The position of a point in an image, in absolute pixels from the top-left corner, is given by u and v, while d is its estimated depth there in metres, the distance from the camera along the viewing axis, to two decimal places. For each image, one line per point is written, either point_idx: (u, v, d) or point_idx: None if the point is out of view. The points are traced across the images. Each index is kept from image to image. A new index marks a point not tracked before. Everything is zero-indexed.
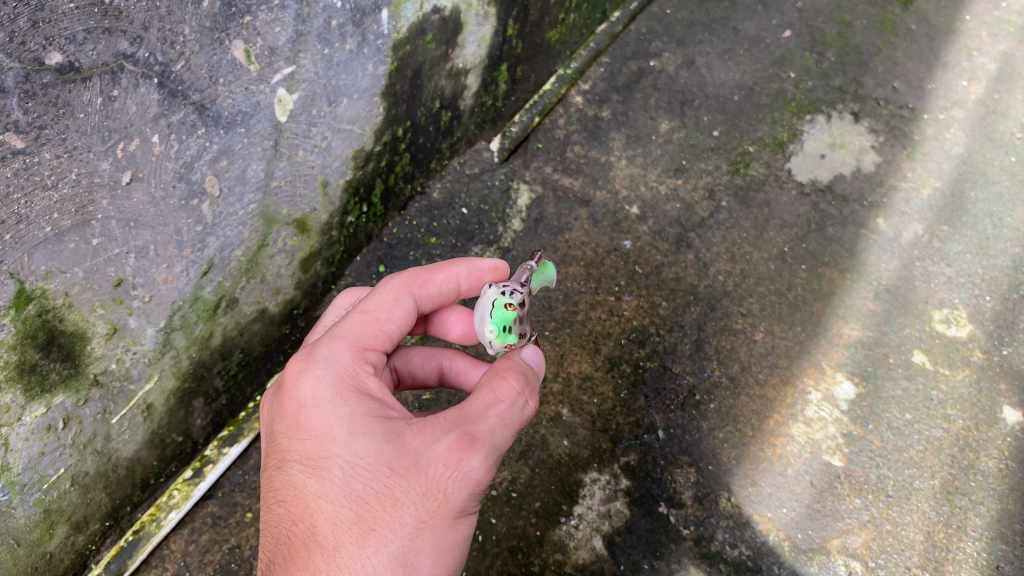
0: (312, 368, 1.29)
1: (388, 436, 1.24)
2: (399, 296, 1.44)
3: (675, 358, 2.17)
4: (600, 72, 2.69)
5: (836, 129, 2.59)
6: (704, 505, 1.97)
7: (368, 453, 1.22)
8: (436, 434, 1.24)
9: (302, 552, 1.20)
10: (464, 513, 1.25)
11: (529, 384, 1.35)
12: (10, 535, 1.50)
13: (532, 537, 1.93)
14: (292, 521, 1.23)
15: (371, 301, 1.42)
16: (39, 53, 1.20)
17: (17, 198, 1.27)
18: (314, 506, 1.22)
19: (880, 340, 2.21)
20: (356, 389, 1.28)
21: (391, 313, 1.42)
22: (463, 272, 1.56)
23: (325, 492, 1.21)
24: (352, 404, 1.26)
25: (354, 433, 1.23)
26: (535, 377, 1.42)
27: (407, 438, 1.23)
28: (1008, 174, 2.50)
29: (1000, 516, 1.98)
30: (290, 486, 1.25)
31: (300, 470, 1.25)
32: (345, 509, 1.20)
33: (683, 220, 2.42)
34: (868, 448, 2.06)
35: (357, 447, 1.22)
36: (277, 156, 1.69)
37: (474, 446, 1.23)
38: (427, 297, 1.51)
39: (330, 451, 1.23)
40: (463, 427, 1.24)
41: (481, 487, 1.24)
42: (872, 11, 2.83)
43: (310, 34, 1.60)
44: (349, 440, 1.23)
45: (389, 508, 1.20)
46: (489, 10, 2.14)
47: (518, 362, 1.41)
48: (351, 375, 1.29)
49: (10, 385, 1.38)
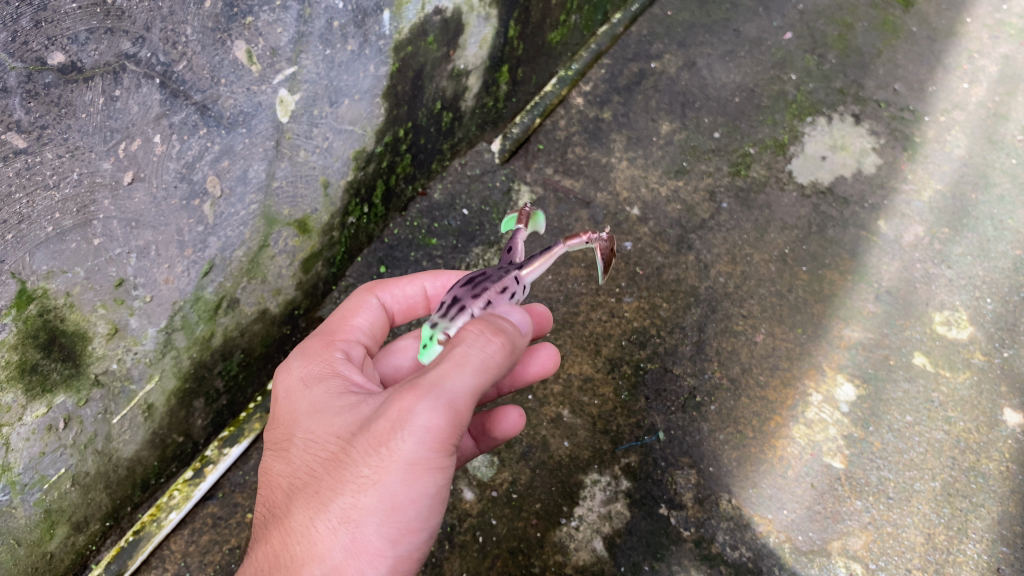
0: (286, 365, 1.42)
1: (341, 409, 1.26)
2: (363, 298, 1.60)
3: (676, 360, 2.17)
4: (601, 73, 2.69)
5: (836, 131, 2.59)
6: (705, 507, 1.97)
7: (321, 425, 1.26)
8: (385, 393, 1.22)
9: (266, 523, 1.26)
10: (417, 469, 1.14)
11: (496, 327, 1.22)
12: (10, 535, 1.50)
13: (533, 539, 1.93)
14: (264, 501, 1.30)
15: (341, 308, 1.61)
16: (41, 53, 1.20)
17: (19, 198, 1.27)
18: (278, 483, 1.28)
19: (881, 342, 2.21)
20: (319, 373, 1.36)
21: (357, 312, 1.58)
22: (427, 277, 1.69)
23: (285, 469, 1.27)
24: (314, 387, 1.33)
25: (312, 411, 1.30)
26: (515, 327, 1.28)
27: (359, 406, 1.25)
28: (1009, 177, 2.50)
29: (1001, 518, 1.98)
30: (266, 471, 1.33)
31: (272, 455, 1.33)
32: (298, 479, 1.23)
33: (684, 221, 2.42)
34: (868, 450, 2.06)
35: (314, 422, 1.28)
36: (279, 156, 1.69)
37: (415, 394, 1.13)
38: (393, 300, 1.66)
39: (293, 430, 1.30)
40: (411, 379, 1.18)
41: (431, 441, 1.13)
42: (872, 13, 2.83)
43: (312, 34, 1.60)
44: (307, 418, 1.29)
45: (332, 469, 1.18)
46: (490, 12, 2.14)
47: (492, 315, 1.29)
48: (316, 364, 1.39)
49: (10, 385, 1.38)
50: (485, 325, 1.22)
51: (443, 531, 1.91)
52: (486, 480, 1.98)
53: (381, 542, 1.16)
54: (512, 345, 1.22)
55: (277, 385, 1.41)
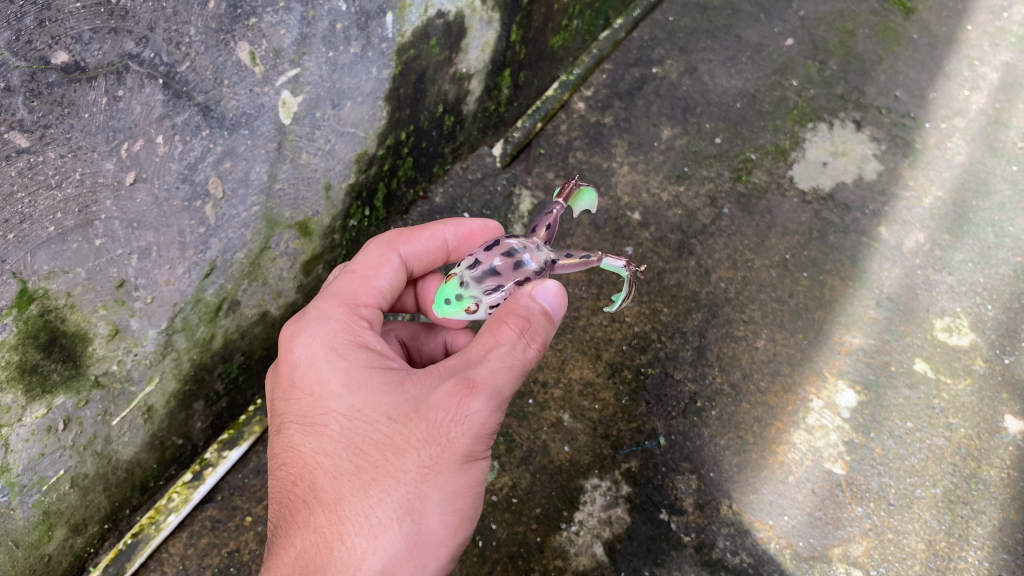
0: (304, 327, 1.34)
1: (387, 384, 1.26)
2: (385, 254, 1.52)
3: (676, 365, 2.16)
4: (602, 78, 2.70)
5: (838, 137, 2.60)
6: (705, 512, 1.96)
7: (363, 403, 1.24)
8: (435, 381, 1.24)
9: (305, 509, 1.24)
10: (473, 459, 1.23)
11: (530, 326, 1.28)
12: (9, 536, 1.49)
13: (533, 544, 1.90)
14: (294, 479, 1.27)
15: (360, 262, 1.49)
16: (45, 52, 1.20)
17: (20, 197, 1.27)
18: (313, 462, 1.25)
19: (882, 348, 2.21)
20: (351, 343, 1.32)
21: (379, 271, 1.49)
22: (449, 228, 1.65)
23: (323, 448, 1.25)
24: (347, 358, 1.30)
25: (348, 384, 1.27)
26: (548, 321, 1.32)
27: (404, 386, 1.25)
28: (1010, 184, 2.51)
29: (1003, 525, 1.97)
30: (290, 446, 1.29)
31: (296, 431, 1.29)
32: (344, 461, 1.23)
33: (684, 227, 2.42)
34: (869, 457, 2.05)
35: (352, 399, 1.25)
36: (281, 158, 1.70)
37: (477, 390, 1.20)
38: (415, 255, 1.59)
39: (325, 405, 1.26)
40: (461, 372, 1.23)
41: (491, 427, 1.22)
42: (874, 19, 2.84)
43: (315, 36, 1.60)
44: (343, 392, 1.26)
45: (391, 457, 1.20)
46: (493, 16, 2.15)
47: (524, 301, 1.33)
48: (344, 331, 1.34)
49: (10, 386, 1.38)
50: (521, 324, 1.28)
51: None
52: (486, 484, 1.96)
53: (444, 531, 1.23)
54: (544, 342, 1.31)
55: (292, 348, 1.33)
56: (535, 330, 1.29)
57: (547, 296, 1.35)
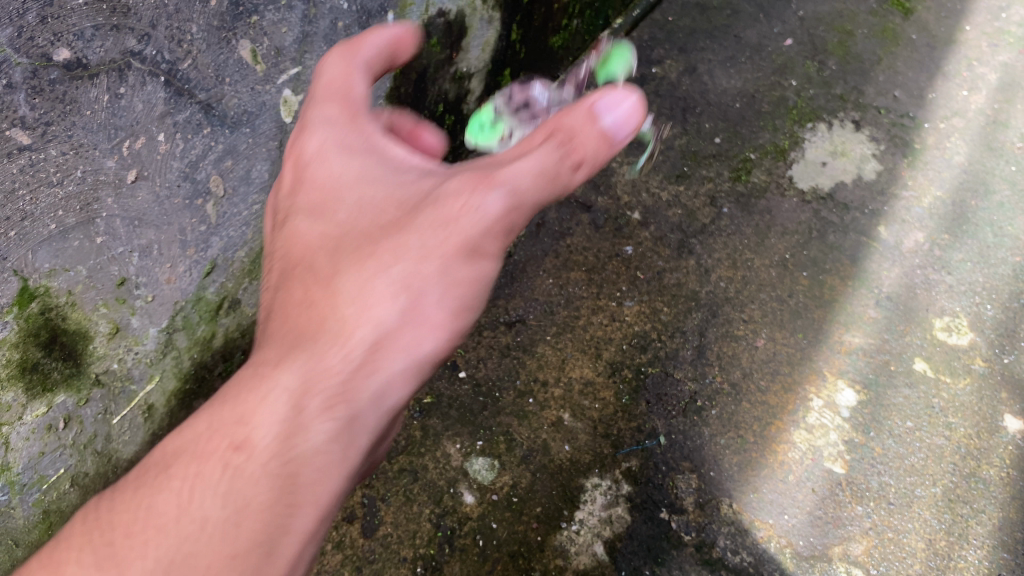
0: (312, 119, 1.36)
1: (401, 179, 1.29)
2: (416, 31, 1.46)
3: (677, 364, 2.15)
4: (602, 77, 2.76)
5: (838, 138, 2.61)
6: (705, 511, 1.95)
7: (369, 195, 1.27)
8: (449, 176, 1.25)
9: (301, 285, 1.24)
10: (479, 251, 1.22)
11: (574, 138, 1.23)
12: (9, 534, 1.49)
13: (533, 543, 1.90)
14: (295, 258, 1.28)
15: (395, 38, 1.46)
16: (47, 49, 1.19)
17: (22, 194, 1.27)
18: (315, 241, 1.27)
19: (882, 348, 2.21)
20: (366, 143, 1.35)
21: (411, 42, 1.45)
22: None
23: (329, 226, 1.27)
24: (361, 151, 1.33)
25: (359, 177, 1.31)
26: (601, 142, 1.25)
27: (416, 184, 1.28)
28: (1008, 184, 2.54)
29: (1002, 524, 1.98)
30: (294, 232, 1.31)
31: (303, 217, 1.31)
32: (347, 239, 1.24)
33: (684, 226, 2.42)
34: (869, 456, 2.05)
35: (360, 188, 1.29)
36: (282, 157, 1.69)
37: (491, 182, 1.19)
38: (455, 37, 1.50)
39: (335, 193, 1.30)
40: (485, 169, 1.23)
41: (502, 223, 1.21)
42: (874, 19, 2.85)
43: (317, 34, 1.61)
44: (352, 182, 1.30)
45: (391, 236, 1.21)
46: (493, 15, 2.18)
47: (584, 112, 1.24)
48: (365, 125, 1.36)
49: (11, 384, 1.39)
50: (573, 129, 1.23)
51: (443, 534, 1.90)
52: (487, 484, 1.95)
53: (443, 313, 1.23)
54: (586, 158, 1.25)
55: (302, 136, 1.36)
56: (581, 144, 1.23)
57: (625, 105, 1.23)
